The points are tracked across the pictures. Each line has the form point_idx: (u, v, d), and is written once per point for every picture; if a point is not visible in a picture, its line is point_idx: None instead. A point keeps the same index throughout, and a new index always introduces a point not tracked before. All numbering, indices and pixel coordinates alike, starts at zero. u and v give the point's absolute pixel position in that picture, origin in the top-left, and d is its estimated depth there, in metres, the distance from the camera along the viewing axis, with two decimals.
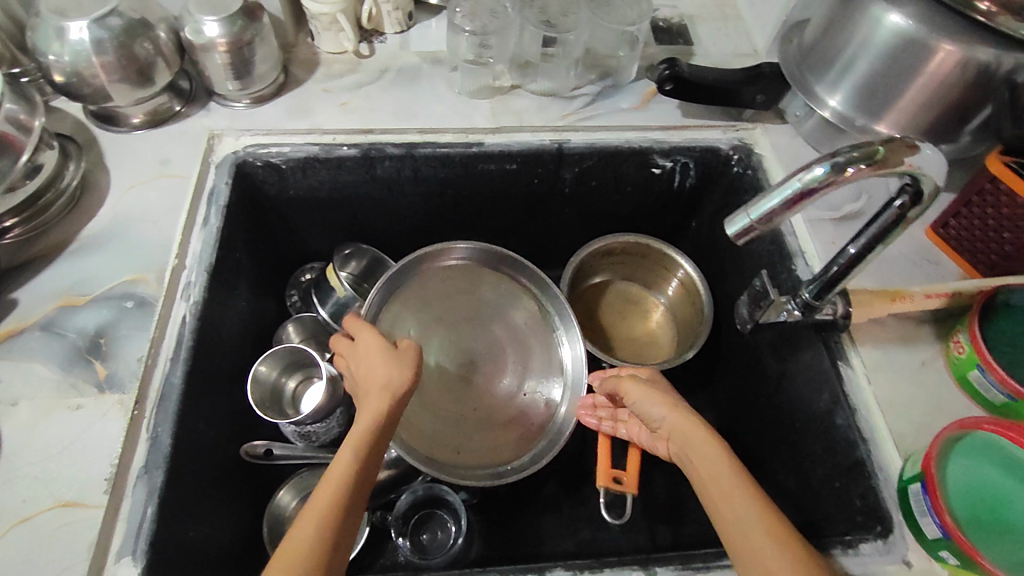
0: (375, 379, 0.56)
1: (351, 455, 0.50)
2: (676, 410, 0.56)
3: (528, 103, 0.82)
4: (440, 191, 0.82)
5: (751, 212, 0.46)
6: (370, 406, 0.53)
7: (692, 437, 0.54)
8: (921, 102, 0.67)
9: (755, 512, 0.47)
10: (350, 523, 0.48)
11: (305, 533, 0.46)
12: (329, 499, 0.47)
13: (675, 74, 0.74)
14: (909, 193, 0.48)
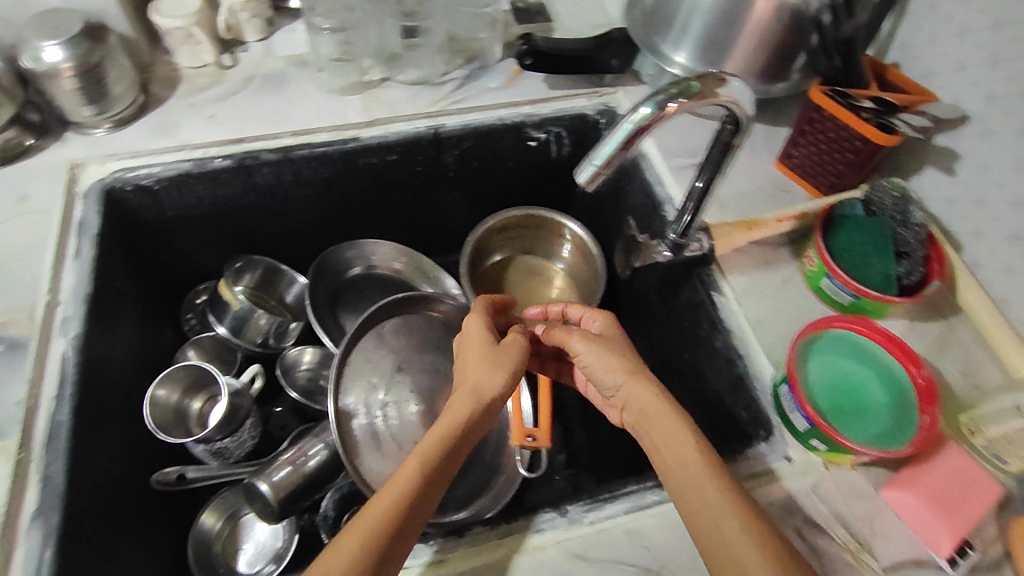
0: (467, 380, 0.57)
1: (416, 464, 0.49)
2: (633, 380, 0.55)
3: (400, 94, 0.83)
4: (326, 191, 0.83)
5: (594, 159, 0.50)
6: (454, 407, 0.54)
7: (649, 406, 0.52)
8: (751, 48, 0.73)
9: (727, 509, 0.45)
10: (409, 531, 0.47)
11: (355, 536, 0.45)
12: (388, 500, 0.47)
13: (532, 47, 0.77)
14: (731, 123, 0.54)
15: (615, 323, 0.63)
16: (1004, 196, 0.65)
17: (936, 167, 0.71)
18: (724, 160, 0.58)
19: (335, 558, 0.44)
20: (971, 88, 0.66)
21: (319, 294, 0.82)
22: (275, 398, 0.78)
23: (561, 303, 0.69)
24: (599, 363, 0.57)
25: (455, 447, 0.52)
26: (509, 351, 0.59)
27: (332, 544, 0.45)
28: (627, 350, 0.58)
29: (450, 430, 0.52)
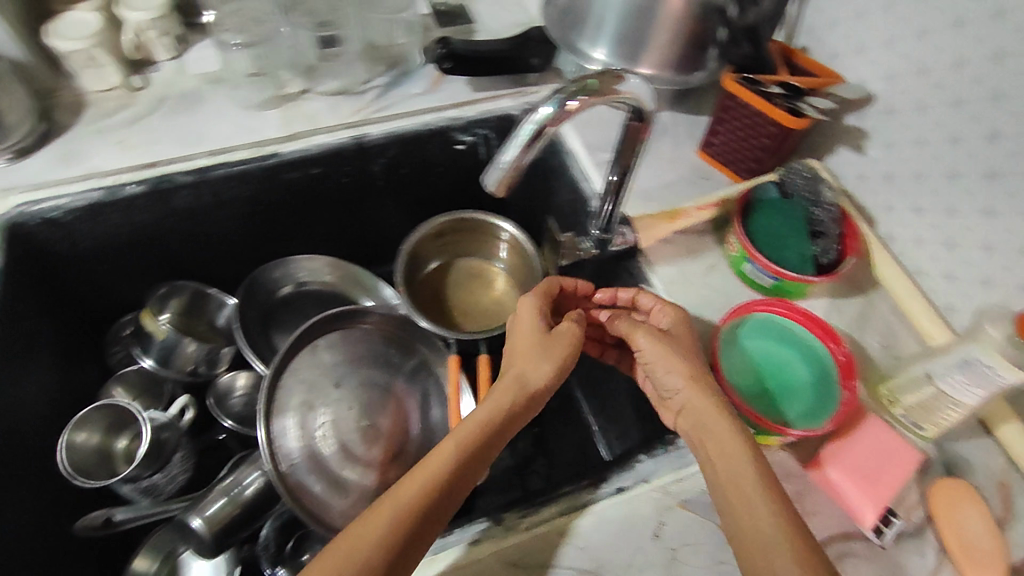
0: (514, 366, 0.57)
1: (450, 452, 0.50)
2: (693, 384, 0.53)
3: (320, 105, 0.81)
4: (251, 209, 0.80)
5: (500, 163, 0.50)
6: (498, 396, 0.54)
7: (705, 411, 0.52)
8: (666, 40, 0.74)
9: (761, 509, 0.44)
10: (433, 520, 0.47)
11: (380, 514, 0.46)
12: (410, 484, 0.48)
13: (450, 50, 0.77)
14: (635, 119, 0.54)
15: (687, 316, 0.60)
16: (910, 171, 0.67)
17: (847, 146, 0.73)
18: (635, 150, 0.58)
19: (354, 536, 0.45)
20: (872, 67, 0.68)
21: (250, 318, 0.82)
22: (206, 431, 0.76)
23: (632, 289, 0.64)
24: (659, 360, 0.56)
25: (491, 440, 0.52)
26: (559, 344, 0.59)
27: (356, 520, 0.46)
28: (691, 346, 0.57)
29: (489, 425, 0.52)
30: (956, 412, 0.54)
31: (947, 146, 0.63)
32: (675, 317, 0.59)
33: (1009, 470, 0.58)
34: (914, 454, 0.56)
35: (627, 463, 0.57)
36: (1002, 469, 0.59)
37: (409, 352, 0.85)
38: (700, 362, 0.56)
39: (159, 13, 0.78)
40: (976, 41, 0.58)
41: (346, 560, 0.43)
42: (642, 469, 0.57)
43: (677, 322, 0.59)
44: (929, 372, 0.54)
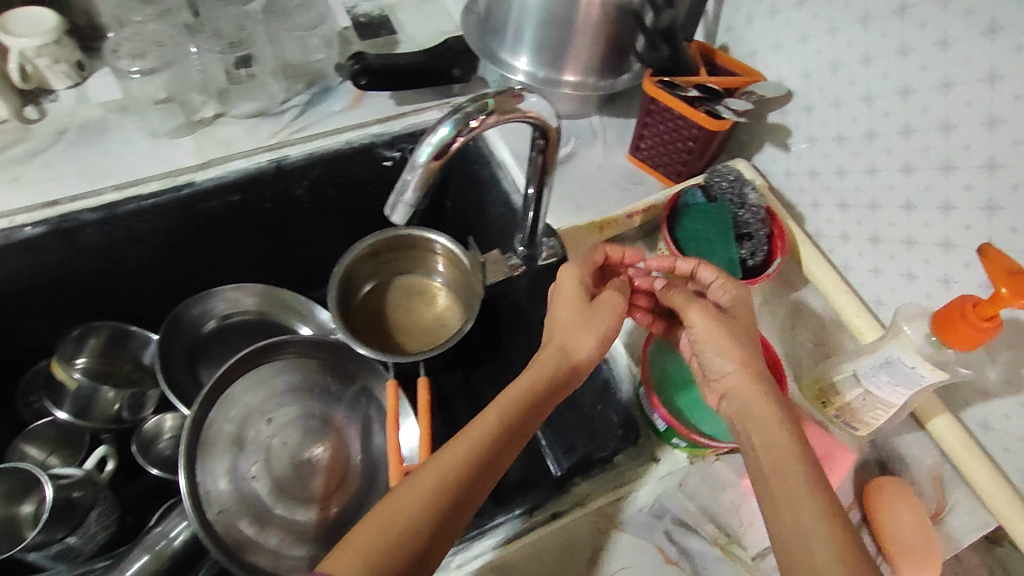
0: (557, 334, 0.55)
1: (489, 426, 0.47)
2: (747, 368, 0.50)
3: (235, 129, 0.77)
4: (168, 242, 0.76)
5: (404, 195, 0.47)
6: (542, 367, 0.52)
7: (754, 401, 0.48)
8: (587, 45, 0.73)
9: (806, 491, 0.43)
10: (470, 499, 0.45)
11: (413, 492, 0.44)
12: (443, 460, 0.46)
13: (365, 66, 0.74)
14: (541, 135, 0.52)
15: (747, 295, 0.55)
16: (832, 167, 0.67)
17: (772, 144, 0.73)
18: (546, 168, 0.55)
19: (388, 512, 0.43)
20: (790, 64, 0.68)
21: (172, 356, 0.78)
22: (133, 479, 0.74)
23: (692, 258, 0.57)
24: (710, 338, 0.52)
25: (530, 415, 0.50)
26: (607, 310, 0.55)
27: (391, 494, 0.44)
28: (746, 322, 0.54)
29: (531, 403, 0.50)
30: (885, 412, 0.54)
31: (864, 141, 0.63)
32: (731, 290, 0.55)
33: (941, 461, 0.59)
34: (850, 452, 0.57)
35: (561, 487, 0.57)
36: (935, 461, 0.59)
37: (347, 380, 0.82)
38: (753, 340, 0.52)
39: (50, 39, 0.73)
40: (882, 36, 0.58)
41: (380, 538, 0.42)
42: (577, 491, 0.57)
43: (734, 295, 0.55)
44: (855, 373, 0.55)
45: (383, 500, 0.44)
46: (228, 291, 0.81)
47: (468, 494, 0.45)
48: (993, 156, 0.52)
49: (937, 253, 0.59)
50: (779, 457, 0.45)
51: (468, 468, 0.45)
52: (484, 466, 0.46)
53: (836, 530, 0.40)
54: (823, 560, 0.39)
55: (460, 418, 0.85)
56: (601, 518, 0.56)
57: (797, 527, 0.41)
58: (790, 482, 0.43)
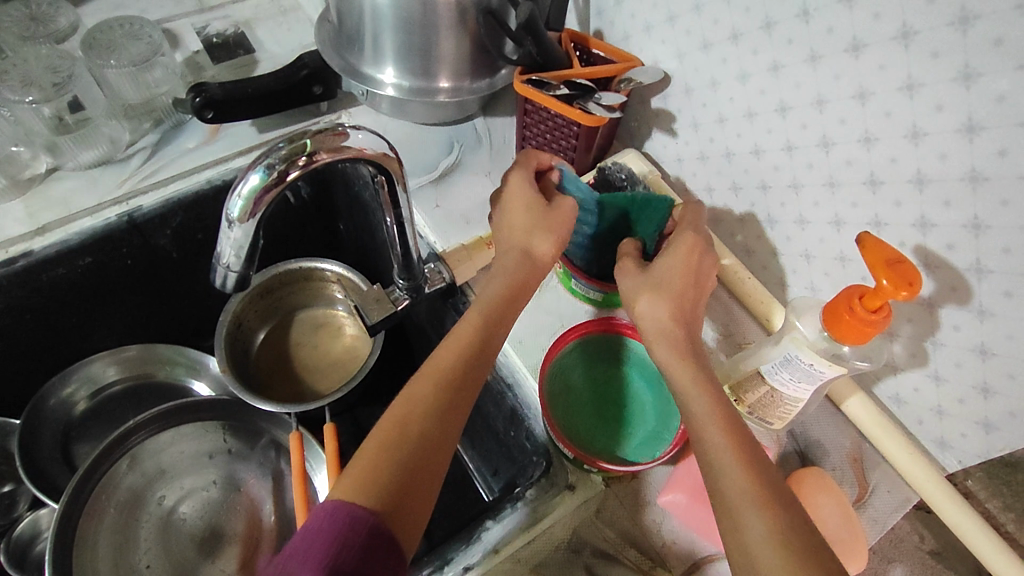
0: (513, 244, 0.53)
1: (458, 336, 0.47)
2: (673, 324, 0.48)
3: (75, 183, 0.69)
4: (17, 318, 0.67)
5: (225, 263, 0.42)
6: (507, 272, 0.52)
7: (671, 343, 0.48)
8: (452, 48, 0.67)
9: (714, 431, 0.41)
10: (463, 403, 0.44)
11: (400, 414, 0.42)
12: (425, 375, 0.44)
13: (207, 98, 0.67)
14: (382, 172, 0.47)
15: (696, 249, 0.52)
16: (719, 149, 0.64)
17: (659, 130, 0.70)
18: (394, 199, 0.51)
19: (381, 435, 0.41)
20: (663, 46, 0.65)
21: (42, 445, 0.70)
22: None
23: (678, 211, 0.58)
24: (637, 289, 0.51)
25: (504, 314, 0.49)
26: (560, 214, 0.54)
27: (384, 415, 0.43)
28: (677, 279, 0.50)
29: (500, 305, 0.50)
30: (795, 405, 0.52)
31: (745, 122, 0.60)
32: (675, 244, 0.52)
33: (860, 441, 0.57)
34: (770, 449, 0.56)
35: (471, 536, 0.51)
36: (854, 442, 0.57)
37: (248, 438, 0.74)
38: (688, 293, 0.50)
39: None
40: (745, 11, 0.55)
41: (384, 458, 0.40)
42: (489, 538, 0.51)
43: (681, 252, 0.51)
44: (761, 370, 0.52)
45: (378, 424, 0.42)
46: (87, 367, 0.74)
47: (459, 399, 0.44)
48: (868, 129, 0.50)
49: (830, 232, 0.56)
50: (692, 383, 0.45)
51: (448, 376, 0.44)
52: (469, 373, 0.45)
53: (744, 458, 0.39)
54: (735, 485, 0.38)
55: None
56: (515, 563, 0.51)
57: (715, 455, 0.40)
58: (698, 421, 0.42)
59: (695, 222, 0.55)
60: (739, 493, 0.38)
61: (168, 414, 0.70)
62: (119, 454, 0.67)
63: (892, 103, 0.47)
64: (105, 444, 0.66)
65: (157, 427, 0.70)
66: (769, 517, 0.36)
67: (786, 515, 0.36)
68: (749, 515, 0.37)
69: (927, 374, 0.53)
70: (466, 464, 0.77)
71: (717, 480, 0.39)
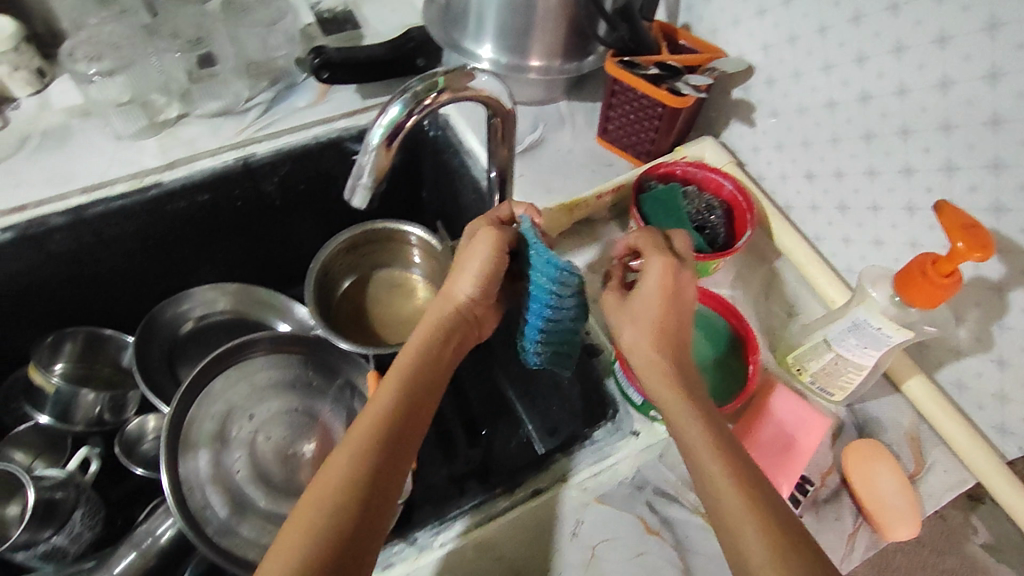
0: (453, 296, 0.57)
1: (385, 408, 0.49)
2: (654, 353, 0.51)
3: (200, 129, 0.77)
4: (140, 245, 0.76)
5: (358, 178, 0.47)
6: (439, 328, 0.55)
7: (654, 372, 0.50)
8: (547, 29, 0.73)
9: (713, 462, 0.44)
10: (392, 480, 0.47)
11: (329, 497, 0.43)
12: (352, 448, 0.46)
13: (325, 60, 0.74)
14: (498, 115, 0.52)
15: (670, 267, 0.52)
16: (796, 138, 0.67)
17: (738, 120, 0.73)
18: (506, 146, 0.56)
19: (310, 504, 0.43)
20: (749, 39, 0.68)
21: (153, 356, 0.78)
22: (118, 482, 0.73)
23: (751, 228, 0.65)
24: (623, 319, 0.54)
25: (431, 386, 0.52)
26: (478, 248, 0.55)
27: (315, 481, 0.45)
28: (652, 308, 0.52)
29: (429, 365, 0.53)
30: (857, 374, 0.55)
31: (825, 111, 0.63)
32: (648, 269, 0.53)
33: (918, 423, 0.59)
34: (823, 422, 0.56)
35: (542, 463, 0.56)
36: (911, 422, 0.59)
37: (328, 377, 0.80)
38: (668, 318, 0.52)
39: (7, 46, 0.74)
40: (834, 5, 0.59)
41: (317, 529, 0.42)
42: (558, 467, 0.55)
43: (654, 277, 0.52)
44: (827, 338, 0.55)
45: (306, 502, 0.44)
46: (199, 292, 0.81)
47: (385, 477, 0.46)
48: (948, 117, 0.53)
49: (901, 218, 0.59)
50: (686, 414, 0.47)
51: (376, 453, 0.46)
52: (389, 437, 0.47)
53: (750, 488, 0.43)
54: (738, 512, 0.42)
55: (447, 409, 0.83)
56: (582, 492, 0.54)
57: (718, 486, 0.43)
58: (696, 452, 0.45)
59: (656, 243, 0.54)
60: (738, 515, 0.41)
61: (270, 342, 0.78)
62: (219, 370, 0.75)
63: (976, 91, 0.50)
64: (218, 351, 0.74)
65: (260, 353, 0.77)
66: (777, 550, 0.39)
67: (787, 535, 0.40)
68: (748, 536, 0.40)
69: (992, 358, 0.55)
70: (526, 425, 0.82)
71: (723, 510, 0.42)
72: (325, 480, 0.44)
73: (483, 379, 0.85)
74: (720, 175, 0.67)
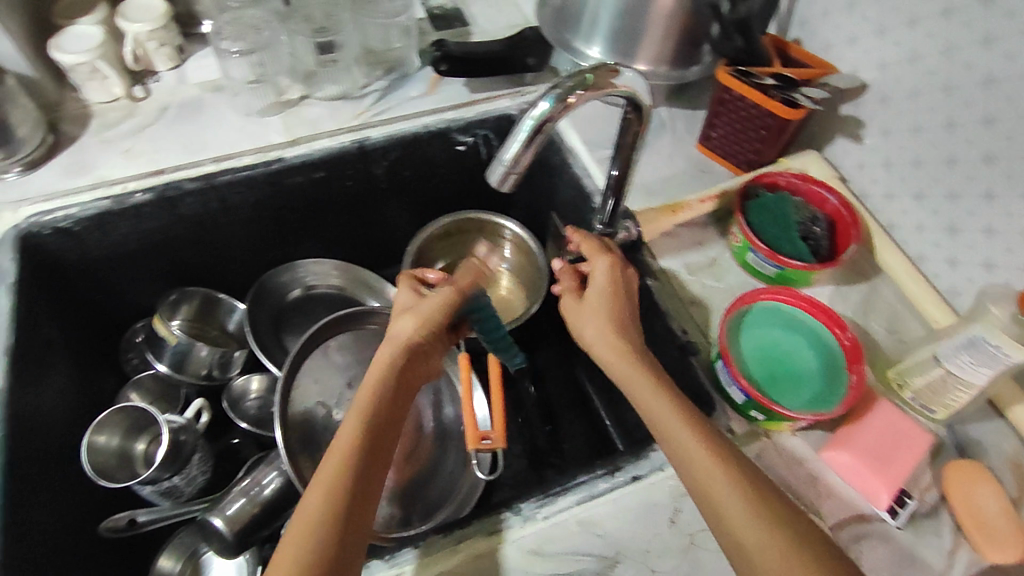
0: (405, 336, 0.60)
1: (354, 429, 0.53)
2: (615, 335, 0.57)
3: (320, 111, 0.82)
4: (257, 215, 0.81)
5: (502, 158, 0.50)
6: (396, 362, 0.59)
7: (616, 361, 0.55)
8: (659, 35, 0.75)
9: (688, 436, 0.49)
10: (373, 475, 0.52)
11: (319, 503, 0.49)
12: (328, 466, 0.51)
13: (445, 53, 0.79)
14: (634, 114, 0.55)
15: (615, 263, 0.61)
16: (908, 157, 0.67)
17: (845, 136, 0.73)
18: (635, 145, 0.59)
19: (304, 515, 0.48)
20: (867, 56, 0.68)
21: (261, 320, 0.83)
22: (224, 433, 0.81)
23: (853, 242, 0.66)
24: (579, 316, 0.60)
25: (397, 399, 0.57)
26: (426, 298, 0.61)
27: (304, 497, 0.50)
28: (606, 298, 0.59)
29: (390, 388, 0.57)
30: (966, 393, 0.55)
31: (945, 132, 0.63)
32: (595, 267, 0.62)
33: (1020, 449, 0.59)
34: (926, 435, 0.57)
35: (640, 452, 0.59)
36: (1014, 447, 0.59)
37: None
38: (623, 306, 0.59)
39: (159, 23, 0.81)
40: (965, 27, 0.59)
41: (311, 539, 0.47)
42: (657, 457, 0.59)
43: (602, 274, 0.61)
44: (936, 354, 0.56)
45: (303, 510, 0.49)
46: (308, 265, 0.86)
47: (363, 487, 0.51)
48: None
49: (1019, 242, 0.59)
50: (647, 398, 0.52)
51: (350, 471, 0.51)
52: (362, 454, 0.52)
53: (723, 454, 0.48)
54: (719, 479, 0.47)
55: (526, 397, 0.87)
56: (679, 482, 0.57)
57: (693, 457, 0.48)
58: (664, 425, 0.51)
59: (596, 247, 0.63)
60: (718, 485, 0.47)
61: (377, 315, 0.82)
62: (326, 338, 0.78)
63: None
64: (330, 318, 0.78)
65: (363, 327, 0.81)
66: (755, 512, 0.45)
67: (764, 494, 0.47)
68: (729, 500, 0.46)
69: None
70: (603, 419, 0.84)
71: (700, 476, 0.48)
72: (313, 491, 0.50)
73: (564, 372, 0.90)
74: (826, 190, 0.69)
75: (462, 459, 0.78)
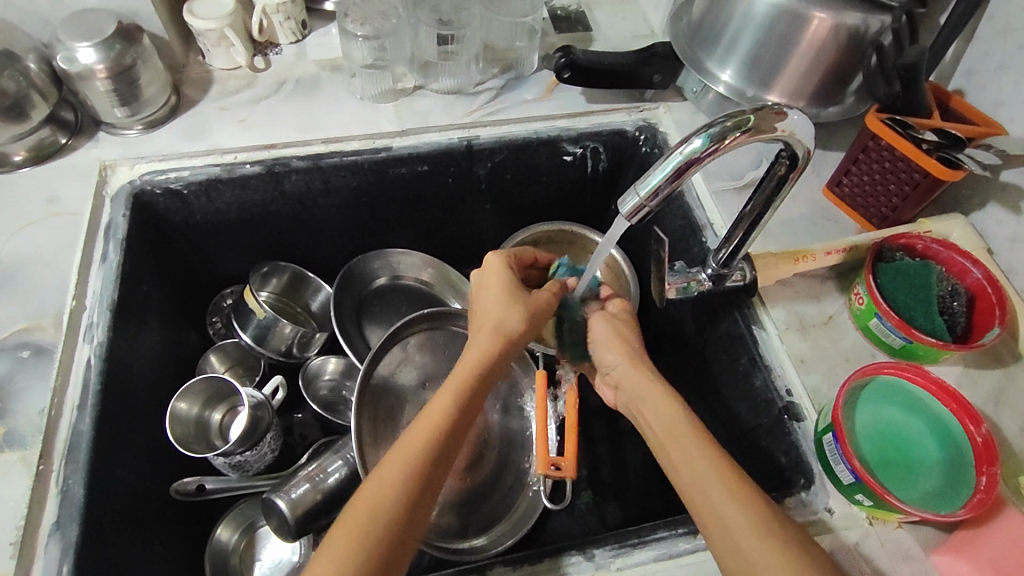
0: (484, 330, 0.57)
1: (448, 409, 0.51)
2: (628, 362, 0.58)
3: (433, 103, 0.81)
4: (355, 202, 0.81)
5: (639, 189, 0.47)
6: (487, 353, 0.55)
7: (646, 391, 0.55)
8: (804, 68, 0.68)
9: (699, 452, 0.48)
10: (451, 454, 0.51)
11: (398, 465, 0.48)
12: (415, 444, 0.49)
13: (571, 61, 0.75)
14: (787, 160, 0.51)
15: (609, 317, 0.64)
16: None
17: (999, 205, 0.66)
18: (779, 191, 0.54)
19: (376, 486, 0.47)
20: None
21: (345, 306, 0.83)
22: (296, 408, 0.82)
23: (998, 330, 0.58)
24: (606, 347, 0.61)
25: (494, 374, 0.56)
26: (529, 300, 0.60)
27: (379, 468, 0.48)
28: (613, 340, 0.61)
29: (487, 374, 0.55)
30: None
31: None
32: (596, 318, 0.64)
33: None
34: None
35: None
36: None
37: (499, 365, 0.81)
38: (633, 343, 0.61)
39: None
40: None
41: (380, 511, 0.46)
42: None
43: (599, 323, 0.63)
44: None
45: (367, 479, 0.48)
46: (393, 255, 0.87)
47: (440, 466, 0.50)
48: None
49: None
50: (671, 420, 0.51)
51: (432, 453, 0.49)
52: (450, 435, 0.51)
53: (726, 472, 0.46)
54: (718, 496, 0.45)
55: (595, 423, 0.84)
56: None
57: (694, 475, 0.47)
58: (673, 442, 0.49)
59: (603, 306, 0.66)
60: (741, 526, 0.43)
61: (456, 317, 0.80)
62: (405, 334, 0.77)
63: None
64: (414, 315, 0.77)
65: (441, 330, 0.80)
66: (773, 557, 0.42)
67: (762, 514, 0.44)
68: (729, 516, 0.44)
69: None
70: None
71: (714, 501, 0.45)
72: (383, 462, 0.49)
73: None
74: (969, 261, 0.62)
75: (524, 476, 0.76)
